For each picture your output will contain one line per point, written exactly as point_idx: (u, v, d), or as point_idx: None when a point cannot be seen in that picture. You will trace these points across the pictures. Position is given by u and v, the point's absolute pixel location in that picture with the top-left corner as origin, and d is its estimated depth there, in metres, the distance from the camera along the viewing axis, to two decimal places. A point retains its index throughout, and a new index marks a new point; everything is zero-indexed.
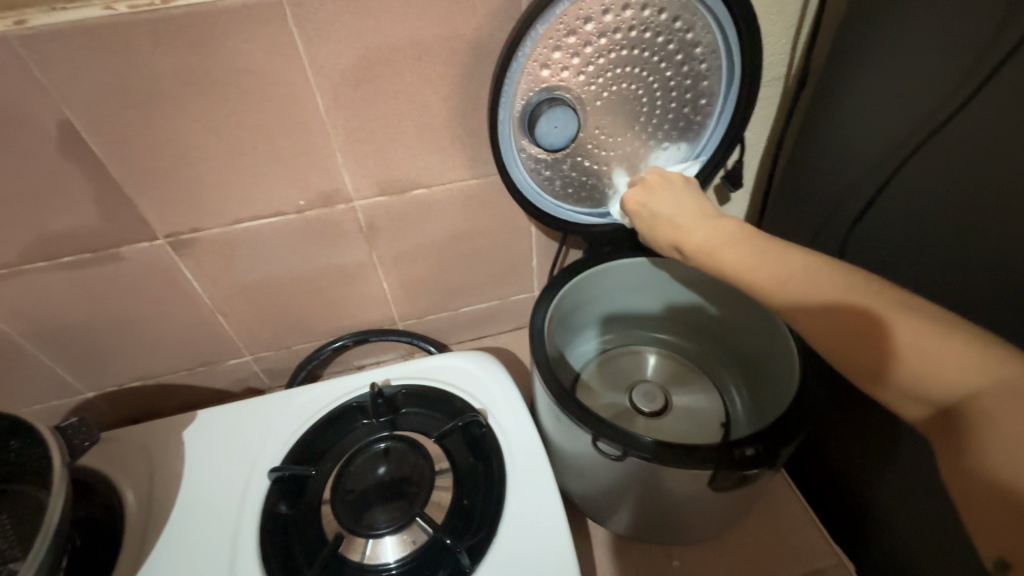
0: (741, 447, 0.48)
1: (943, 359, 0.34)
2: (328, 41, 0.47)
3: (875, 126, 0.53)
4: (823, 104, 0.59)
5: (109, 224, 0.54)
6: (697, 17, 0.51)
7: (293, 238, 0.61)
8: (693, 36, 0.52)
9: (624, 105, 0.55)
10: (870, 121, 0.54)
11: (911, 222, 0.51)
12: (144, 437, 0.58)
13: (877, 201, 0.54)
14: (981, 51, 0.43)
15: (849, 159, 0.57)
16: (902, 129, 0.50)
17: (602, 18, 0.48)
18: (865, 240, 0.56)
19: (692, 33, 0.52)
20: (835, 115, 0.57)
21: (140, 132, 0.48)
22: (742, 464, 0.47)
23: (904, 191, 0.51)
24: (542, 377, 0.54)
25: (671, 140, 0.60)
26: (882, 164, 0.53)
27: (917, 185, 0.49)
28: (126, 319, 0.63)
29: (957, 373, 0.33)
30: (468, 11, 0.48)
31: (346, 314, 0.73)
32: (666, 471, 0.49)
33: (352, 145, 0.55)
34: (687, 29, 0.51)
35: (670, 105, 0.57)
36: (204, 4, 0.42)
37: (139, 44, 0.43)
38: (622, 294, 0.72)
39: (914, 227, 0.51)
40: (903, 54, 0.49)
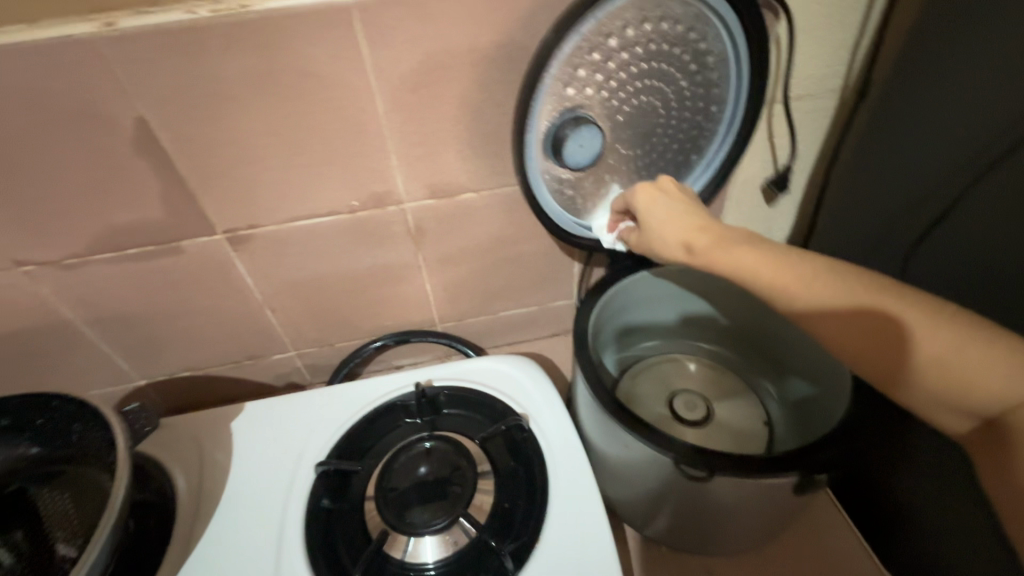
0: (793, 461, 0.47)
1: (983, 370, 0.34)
2: (391, 46, 0.48)
3: (940, 140, 0.52)
4: (885, 116, 0.58)
5: (173, 218, 0.56)
6: (710, 27, 0.50)
7: (344, 238, 0.62)
8: (706, 46, 0.52)
9: (643, 118, 0.55)
10: (936, 135, 0.52)
11: (978, 238, 0.49)
12: (194, 426, 0.60)
13: (948, 216, 0.52)
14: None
15: (909, 172, 0.56)
16: (970, 145, 0.49)
17: (623, 33, 0.48)
18: (935, 257, 0.54)
19: (704, 42, 0.52)
20: (899, 128, 0.56)
21: (208, 130, 0.50)
22: (818, 468, 0.46)
23: (975, 208, 0.49)
24: (586, 381, 0.53)
25: (684, 151, 0.59)
26: (954, 179, 0.51)
27: (988, 202, 0.48)
28: (180, 311, 0.65)
29: (1001, 387, 0.33)
30: (528, 18, 0.48)
31: (388, 313, 0.74)
32: (717, 482, 0.48)
33: (407, 148, 0.56)
34: (700, 39, 0.51)
35: (684, 115, 0.56)
36: (278, 8, 0.44)
37: (214, 46, 0.45)
38: (663, 299, 0.70)
39: (981, 243, 0.49)
40: (974, 67, 0.48)
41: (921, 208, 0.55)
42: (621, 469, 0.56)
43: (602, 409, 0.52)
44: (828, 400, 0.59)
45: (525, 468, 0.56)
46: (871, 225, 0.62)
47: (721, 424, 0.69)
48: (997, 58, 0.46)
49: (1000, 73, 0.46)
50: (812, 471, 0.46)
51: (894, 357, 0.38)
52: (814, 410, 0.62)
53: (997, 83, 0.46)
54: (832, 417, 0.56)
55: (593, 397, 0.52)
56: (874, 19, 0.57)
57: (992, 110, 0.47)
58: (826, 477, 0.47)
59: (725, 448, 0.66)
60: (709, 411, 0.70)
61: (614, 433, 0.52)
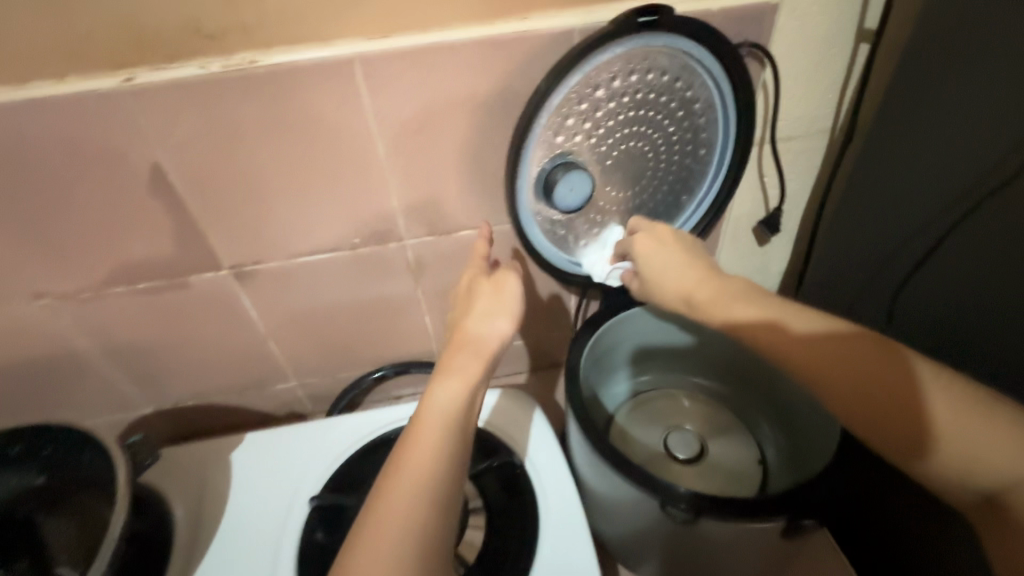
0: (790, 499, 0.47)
1: (994, 444, 0.36)
2: (392, 96, 0.50)
3: (926, 184, 0.54)
4: (869, 160, 0.59)
5: (183, 254, 0.58)
6: (695, 76, 0.53)
7: (346, 273, 0.64)
8: (692, 93, 0.54)
9: (632, 162, 0.56)
10: (922, 179, 0.54)
11: (977, 270, 0.52)
12: (195, 456, 0.61)
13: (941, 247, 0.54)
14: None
15: (899, 215, 0.57)
16: (956, 187, 0.51)
17: (610, 84, 0.50)
18: (933, 290, 0.56)
19: (691, 91, 0.54)
20: (887, 168, 0.57)
21: (218, 174, 0.53)
22: (808, 509, 0.46)
23: (970, 244, 0.51)
24: (575, 419, 0.54)
25: (674, 191, 0.61)
26: (944, 216, 0.53)
27: (982, 240, 0.50)
28: (187, 342, 0.67)
29: (1012, 466, 0.36)
30: (522, 68, 0.51)
31: (389, 345, 0.75)
32: (706, 525, 0.48)
33: (407, 188, 0.58)
34: (686, 88, 0.53)
35: (673, 159, 0.58)
36: (286, 63, 0.46)
37: (225, 97, 0.47)
38: (657, 337, 0.71)
39: (980, 275, 0.51)
40: (951, 116, 0.50)
41: (915, 245, 0.56)
42: (613, 509, 0.56)
43: (591, 448, 0.52)
44: (821, 443, 0.58)
45: (516, 504, 0.56)
46: (867, 261, 0.62)
47: (715, 465, 0.69)
48: (979, 104, 0.48)
49: (983, 118, 0.48)
50: (801, 513, 0.46)
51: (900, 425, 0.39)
52: (807, 455, 0.62)
53: (976, 128, 0.49)
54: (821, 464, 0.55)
55: (585, 437, 0.53)
56: (858, 64, 0.59)
57: (977, 152, 0.49)
58: (813, 522, 0.47)
59: (715, 491, 0.66)
60: (704, 449, 0.70)
61: (605, 474, 0.53)
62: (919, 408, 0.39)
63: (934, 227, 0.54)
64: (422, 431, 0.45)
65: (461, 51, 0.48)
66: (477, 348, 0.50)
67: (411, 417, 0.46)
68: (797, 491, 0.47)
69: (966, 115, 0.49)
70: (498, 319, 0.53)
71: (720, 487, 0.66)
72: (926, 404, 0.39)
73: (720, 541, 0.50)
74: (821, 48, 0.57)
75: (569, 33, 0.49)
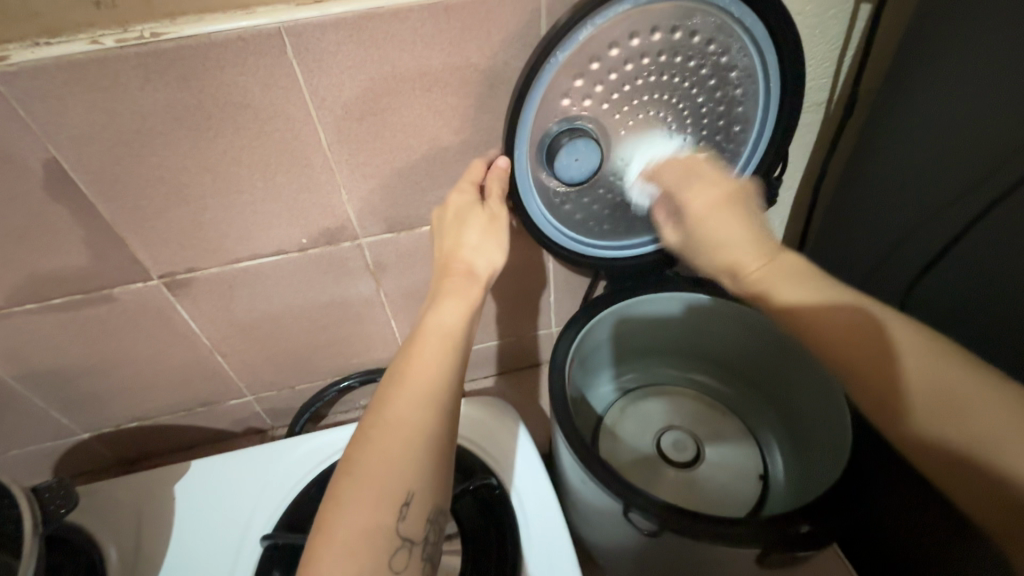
0: (796, 523, 0.40)
1: (994, 417, 0.34)
2: (330, 73, 0.43)
3: (958, 159, 0.48)
4: (890, 132, 0.54)
5: (101, 264, 0.51)
6: (735, 39, 0.45)
7: (295, 278, 0.58)
8: (729, 60, 0.47)
9: (651, 134, 0.50)
10: (953, 151, 0.48)
11: (993, 256, 0.46)
12: (131, 489, 0.54)
13: (964, 236, 0.48)
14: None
15: (920, 192, 0.52)
16: (985, 164, 0.45)
17: (627, 42, 0.43)
18: (947, 278, 0.51)
19: (728, 56, 0.46)
20: (911, 138, 0.51)
21: (130, 171, 0.45)
22: (799, 542, 0.40)
23: (996, 230, 0.45)
24: (561, 428, 0.47)
25: None
26: (970, 195, 0.47)
27: (1011, 226, 0.44)
28: (120, 360, 0.60)
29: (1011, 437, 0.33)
30: (483, 39, 0.44)
31: (353, 352, 0.69)
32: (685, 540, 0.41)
33: (358, 181, 0.51)
34: (722, 52, 0.46)
35: (702, 134, 0.52)
36: (197, 36, 0.39)
37: (127, 78, 0.40)
38: (649, 328, 0.65)
39: (999, 261, 0.46)
40: (988, 83, 0.44)
41: (933, 227, 0.51)
42: (590, 514, 0.50)
43: (571, 453, 0.46)
44: (827, 448, 0.54)
45: (497, 530, 0.51)
46: (880, 241, 0.57)
47: (709, 474, 0.62)
48: (1005, 67, 0.42)
49: (1010, 85, 0.42)
50: (789, 544, 0.39)
51: (882, 381, 0.38)
52: (814, 463, 0.56)
53: (1012, 96, 0.42)
54: (830, 472, 0.51)
55: (561, 431, 0.47)
56: (858, 30, 0.53)
57: (1003, 123, 0.43)
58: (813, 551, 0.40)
59: (699, 508, 0.59)
60: (700, 453, 0.64)
61: (580, 475, 0.47)
62: (893, 372, 0.38)
63: (956, 209, 0.49)
64: (423, 347, 0.43)
65: (410, 19, 0.41)
66: (470, 270, 0.47)
67: (410, 339, 0.44)
68: (780, 520, 0.41)
69: (993, 80, 0.44)
70: (489, 258, 0.48)
71: (720, 494, 0.61)
72: (902, 368, 0.38)
73: (706, 562, 0.43)
74: (819, 10, 0.51)
75: None
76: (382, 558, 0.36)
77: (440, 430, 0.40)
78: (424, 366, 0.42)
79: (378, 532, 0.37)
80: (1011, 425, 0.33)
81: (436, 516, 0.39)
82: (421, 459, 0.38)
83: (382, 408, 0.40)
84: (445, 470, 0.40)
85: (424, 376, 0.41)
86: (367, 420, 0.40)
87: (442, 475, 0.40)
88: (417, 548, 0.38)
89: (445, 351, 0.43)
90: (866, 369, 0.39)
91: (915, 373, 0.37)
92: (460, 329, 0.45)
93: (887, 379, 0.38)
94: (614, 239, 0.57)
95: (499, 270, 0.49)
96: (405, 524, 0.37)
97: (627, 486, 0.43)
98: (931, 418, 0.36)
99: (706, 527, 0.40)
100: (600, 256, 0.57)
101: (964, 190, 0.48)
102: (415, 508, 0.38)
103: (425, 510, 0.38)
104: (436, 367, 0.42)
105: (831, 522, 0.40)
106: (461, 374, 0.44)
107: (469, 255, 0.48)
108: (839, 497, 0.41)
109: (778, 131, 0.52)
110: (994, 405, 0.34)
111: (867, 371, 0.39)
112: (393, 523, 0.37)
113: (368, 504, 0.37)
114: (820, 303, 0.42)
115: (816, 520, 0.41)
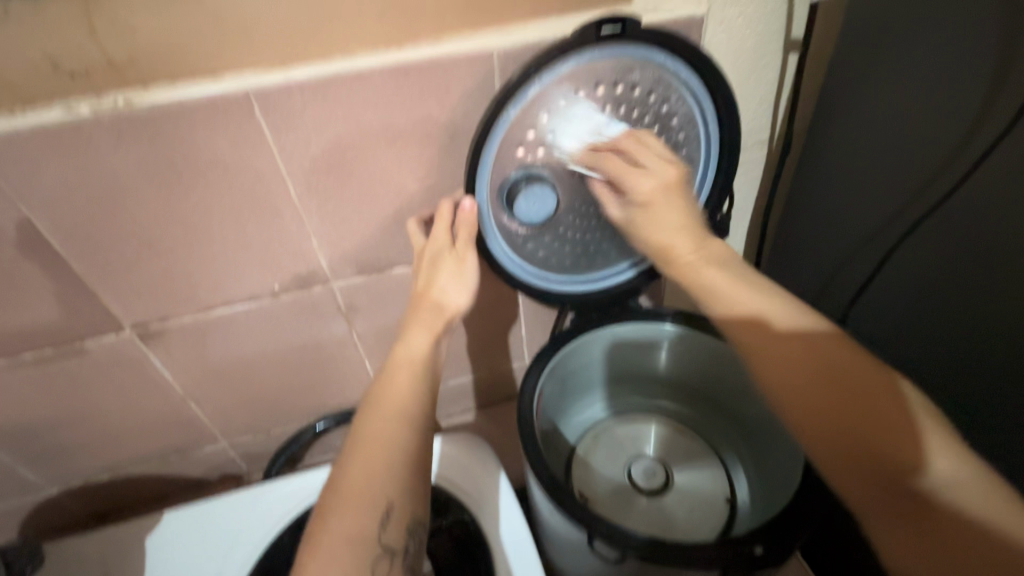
0: (749, 545, 0.42)
1: (940, 453, 0.34)
2: (297, 131, 0.45)
3: (885, 189, 0.52)
4: (822, 167, 0.58)
5: (73, 318, 0.51)
6: (672, 90, 0.49)
7: (269, 323, 0.59)
8: (669, 108, 0.51)
9: None
10: (881, 182, 0.52)
11: (929, 271, 0.50)
12: (102, 544, 0.54)
13: (895, 253, 0.53)
14: (977, 116, 0.42)
15: (856, 219, 0.56)
16: (907, 193, 0.50)
17: (574, 96, 0.47)
18: (888, 292, 0.55)
19: (668, 105, 0.50)
20: (845, 171, 0.55)
21: (103, 228, 0.46)
22: (752, 564, 0.41)
23: (931, 243, 0.49)
24: (529, 460, 0.48)
25: None
26: (898, 220, 0.51)
27: (944, 239, 0.48)
28: (91, 413, 0.60)
29: (952, 468, 0.34)
30: (442, 95, 0.47)
31: (329, 393, 0.70)
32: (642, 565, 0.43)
33: (328, 229, 0.53)
34: (661, 102, 0.50)
35: None
36: (169, 101, 0.41)
37: (101, 141, 0.42)
38: (617, 358, 0.67)
39: (936, 274, 0.49)
40: (900, 121, 0.49)
41: (868, 249, 0.55)
42: (560, 543, 0.51)
43: (538, 483, 0.47)
44: (787, 470, 0.56)
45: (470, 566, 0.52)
46: (828, 265, 0.61)
47: (678, 501, 0.64)
48: (910, 107, 0.47)
49: (915, 124, 0.47)
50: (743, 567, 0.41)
51: (870, 412, 0.37)
52: (775, 488, 0.58)
53: (924, 131, 0.47)
54: (786, 496, 0.53)
55: (530, 464, 0.48)
56: (789, 74, 0.58)
57: (916, 157, 0.48)
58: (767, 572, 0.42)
59: (664, 535, 0.60)
60: (669, 480, 0.65)
61: (549, 505, 0.48)
62: (884, 406, 0.37)
63: (888, 234, 0.53)
64: (397, 374, 0.44)
65: (373, 80, 0.44)
66: (438, 305, 0.48)
67: (382, 370, 0.46)
68: (735, 542, 0.42)
69: (901, 119, 0.49)
70: (458, 295, 0.49)
71: (688, 520, 0.62)
72: (903, 400, 0.37)
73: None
74: (752, 60, 0.56)
75: (488, 55, 0.46)
76: (366, 564, 0.37)
77: (414, 447, 0.41)
78: (399, 389, 0.43)
79: (360, 541, 0.37)
80: (949, 449, 0.34)
81: (417, 526, 0.40)
82: (399, 470, 0.39)
83: (359, 429, 0.41)
84: (423, 482, 0.41)
85: (401, 398, 0.43)
86: (346, 446, 0.41)
87: (418, 487, 0.40)
88: (398, 559, 0.38)
89: (416, 377, 0.45)
90: (842, 393, 0.38)
91: (897, 398, 0.37)
92: (429, 356, 0.46)
93: (862, 401, 0.37)
94: (578, 274, 0.60)
95: (465, 310, 0.50)
96: (385, 533, 0.38)
97: (590, 514, 0.44)
98: (893, 434, 0.35)
99: (665, 552, 0.42)
100: (564, 292, 0.59)
101: (893, 215, 0.52)
102: (395, 517, 0.38)
103: (406, 520, 0.39)
104: (410, 391, 0.44)
105: (783, 542, 0.42)
106: (431, 396, 0.45)
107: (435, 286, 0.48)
108: (789, 517, 0.43)
109: (723, 169, 0.55)
110: (926, 433, 0.35)
111: (847, 384, 0.38)
112: (375, 532, 0.38)
113: (350, 512, 0.38)
114: (821, 330, 0.41)
115: (769, 542, 0.42)
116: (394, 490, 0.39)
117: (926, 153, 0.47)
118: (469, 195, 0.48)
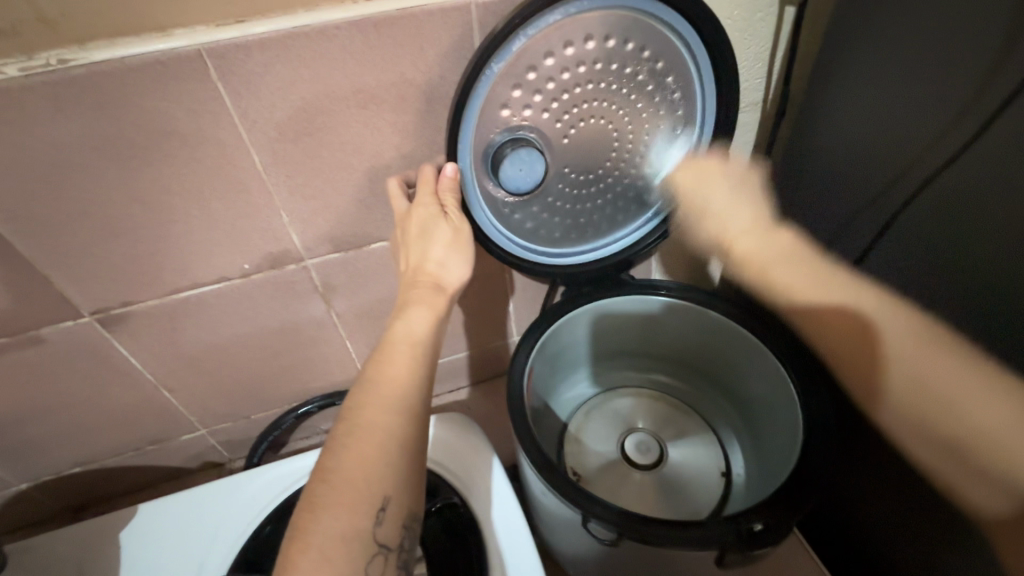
0: (748, 522, 0.41)
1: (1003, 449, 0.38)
2: (259, 95, 0.42)
3: (880, 153, 0.48)
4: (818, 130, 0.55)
5: (24, 305, 0.47)
6: (666, 44, 0.46)
7: (241, 304, 0.55)
8: (664, 65, 0.47)
9: (595, 140, 0.50)
10: (875, 147, 0.49)
11: (921, 249, 0.46)
12: (73, 541, 0.51)
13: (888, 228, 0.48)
14: (982, 81, 0.39)
15: (847, 188, 0.52)
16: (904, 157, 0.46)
17: (562, 51, 0.43)
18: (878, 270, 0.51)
19: (662, 61, 0.47)
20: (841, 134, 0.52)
21: (49, 206, 0.42)
22: (752, 542, 0.40)
23: (921, 216, 0.45)
24: (521, 442, 0.46)
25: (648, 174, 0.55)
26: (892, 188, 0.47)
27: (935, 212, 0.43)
28: (55, 405, 0.56)
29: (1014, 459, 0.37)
30: (417, 53, 0.43)
31: (311, 376, 0.67)
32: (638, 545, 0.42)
33: (299, 203, 0.49)
34: (656, 57, 0.47)
35: (645, 138, 0.52)
36: (110, 61, 0.37)
37: (36, 107, 0.37)
38: (610, 331, 0.65)
39: (927, 254, 0.45)
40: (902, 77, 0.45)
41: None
42: (554, 524, 0.50)
43: (530, 465, 0.46)
44: (785, 443, 0.55)
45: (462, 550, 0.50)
46: None
47: (673, 475, 0.63)
48: (912, 63, 0.44)
49: (913, 88, 0.44)
50: (742, 544, 0.40)
51: (922, 414, 0.42)
52: (771, 463, 0.57)
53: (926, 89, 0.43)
54: (783, 471, 0.52)
55: (521, 446, 0.46)
56: (784, 31, 0.55)
57: (915, 116, 0.44)
58: (764, 550, 0.41)
59: (659, 513, 0.59)
60: (663, 455, 0.64)
61: (542, 487, 0.46)
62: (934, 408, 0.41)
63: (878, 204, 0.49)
64: (395, 354, 0.42)
65: (340, 36, 0.40)
66: (433, 281, 0.45)
67: (377, 347, 0.43)
68: (733, 518, 0.41)
69: (898, 83, 0.46)
70: (458, 271, 0.46)
71: (683, 495, 0.61)
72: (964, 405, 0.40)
73: (668, 565, 0.44)
74: (746, 14, 0.53)
75: (466, 8, 0.42)
76: (361, 564, 0.35)
77: (412, 435, 0.39)
78: (396, 372, 0.41)
79: (355, 539, 0.35)
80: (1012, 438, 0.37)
81: (411, 522, 0.39)
82: (395, 460, 0.38)
83: (354, 414, 0.39)
84: (417, 471, 0.39)
85: (399, 381, 0.41)
86: (337, 431, 0.39)
87: (413, 477, 0.39)
88: (392, 555, 0.37)
89: (412, 359, 0.42)
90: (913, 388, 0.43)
91: (952, 397, 0.40)
92: (430, 336, 0.44)
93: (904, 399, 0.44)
94: (568, 245, 0.57)
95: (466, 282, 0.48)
96: (381, 530, 0.36)
97: (584, 495, 0.43)
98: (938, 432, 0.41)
99: (662, 532, 0.41)
100: (552, 265, 0.57)
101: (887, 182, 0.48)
102: (391, 513, 0.37)
103: (401, 515, 0.38)
104: (405, 374, 0.41)
105: (781, 519, 0.41)
106: (428, 378, 0.43)
107: (423, 265, 0.46)
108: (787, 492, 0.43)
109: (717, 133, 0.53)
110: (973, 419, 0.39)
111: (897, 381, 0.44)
112: (370, 528, 0.36)
113: (344, 508, 0.35)
114: (893, 321, 0.45)
115: (766, 518, 0.42)
116: (392, 482, 0.37)
117: (924, 123, 0.44)
118: (451, 160, 0.45)
